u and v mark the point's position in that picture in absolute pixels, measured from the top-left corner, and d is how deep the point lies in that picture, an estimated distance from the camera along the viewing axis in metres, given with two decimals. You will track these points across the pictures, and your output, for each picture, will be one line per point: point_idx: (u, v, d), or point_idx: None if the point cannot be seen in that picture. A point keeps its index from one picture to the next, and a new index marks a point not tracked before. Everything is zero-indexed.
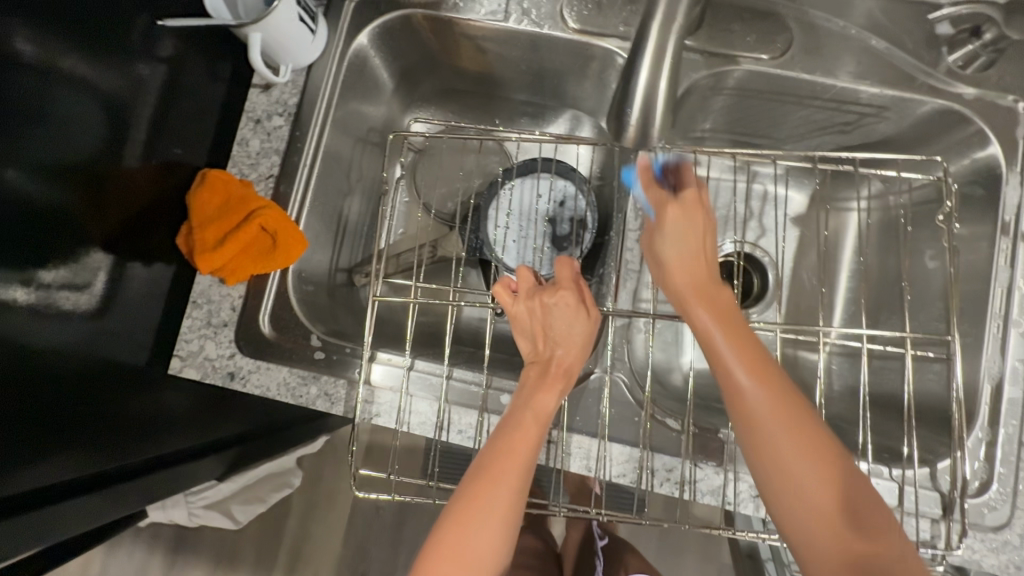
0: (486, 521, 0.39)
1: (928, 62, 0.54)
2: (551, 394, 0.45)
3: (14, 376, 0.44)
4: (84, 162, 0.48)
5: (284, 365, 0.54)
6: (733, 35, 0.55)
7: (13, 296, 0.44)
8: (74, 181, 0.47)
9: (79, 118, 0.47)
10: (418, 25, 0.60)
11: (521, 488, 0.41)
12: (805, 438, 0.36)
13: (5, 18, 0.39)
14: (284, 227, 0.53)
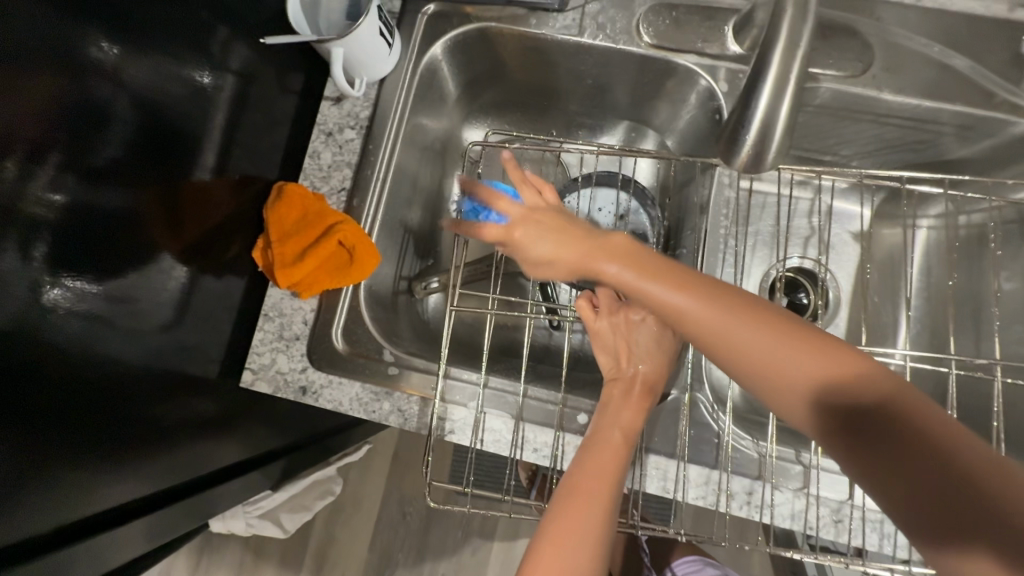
0: (583, 537, 0.39)
1: (1013, 82, 0.54)
2: (637, 411, 0.46)
3: (80, 389, 0.44)
4: (156, 173, 0.48)
5: (357, 381, 0.54)
6: (813, 53, 0.54)
7: (92, 309, 0.44)
8: (151, 193, 0.47)
9: (155, 129, 0.47)
10: (490, 39, 0.59)
11: (612, 510, 0.41)
12: (802, 381, 0.34)
13: (82, 27, 0.39)
14: (360, 242, 0.52)
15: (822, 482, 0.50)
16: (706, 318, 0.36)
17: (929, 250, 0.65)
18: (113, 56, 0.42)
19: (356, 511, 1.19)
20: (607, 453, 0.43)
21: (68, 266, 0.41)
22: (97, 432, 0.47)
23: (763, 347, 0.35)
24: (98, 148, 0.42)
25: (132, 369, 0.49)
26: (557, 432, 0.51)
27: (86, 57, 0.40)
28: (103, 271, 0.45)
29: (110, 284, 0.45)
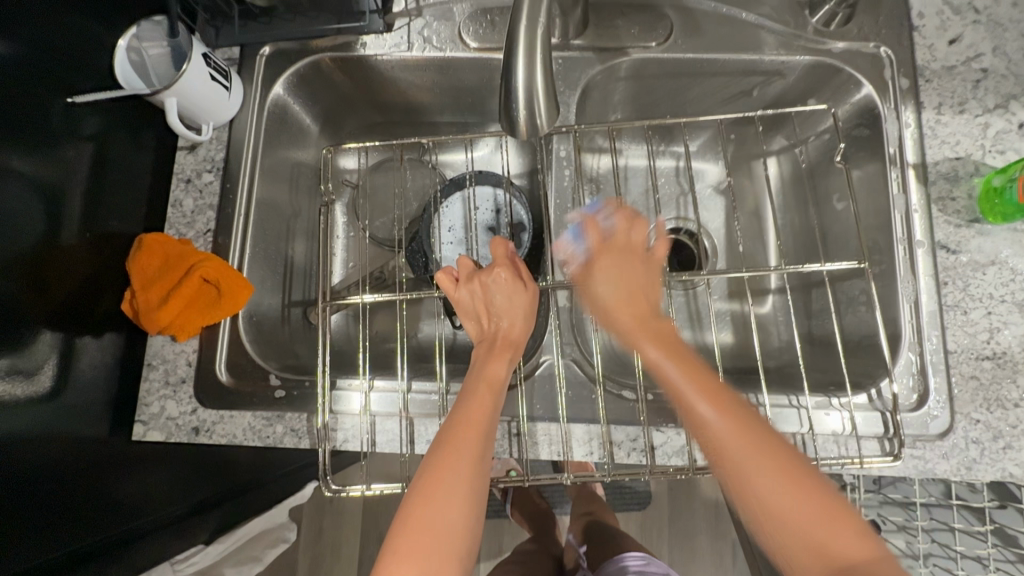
0: (452, 490, 0.40)
1: (797, 27, 0.59)
2: (500, 364, 0.48)
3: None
4: (12, 244, 0.49)
5: (247, 410, 0.55)
6: (618, 30, 0.60)
7: None
8: (12, 265, 0.49)
9: (8, 204, 0.48)
10: (328, 69, 0.63)
11: (481, 456, 0.42)
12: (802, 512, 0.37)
13: None
14: (226, 276, 0.54)
15: None
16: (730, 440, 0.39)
17: (780, 189, 0.70)
18: None
19: (330, 562, 1.16)
20: (473, 407, 0.45)
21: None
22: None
23: (766, 436, 0.39)
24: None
25: (13, 441, 0.49)
26: (442, 419, 0.53)
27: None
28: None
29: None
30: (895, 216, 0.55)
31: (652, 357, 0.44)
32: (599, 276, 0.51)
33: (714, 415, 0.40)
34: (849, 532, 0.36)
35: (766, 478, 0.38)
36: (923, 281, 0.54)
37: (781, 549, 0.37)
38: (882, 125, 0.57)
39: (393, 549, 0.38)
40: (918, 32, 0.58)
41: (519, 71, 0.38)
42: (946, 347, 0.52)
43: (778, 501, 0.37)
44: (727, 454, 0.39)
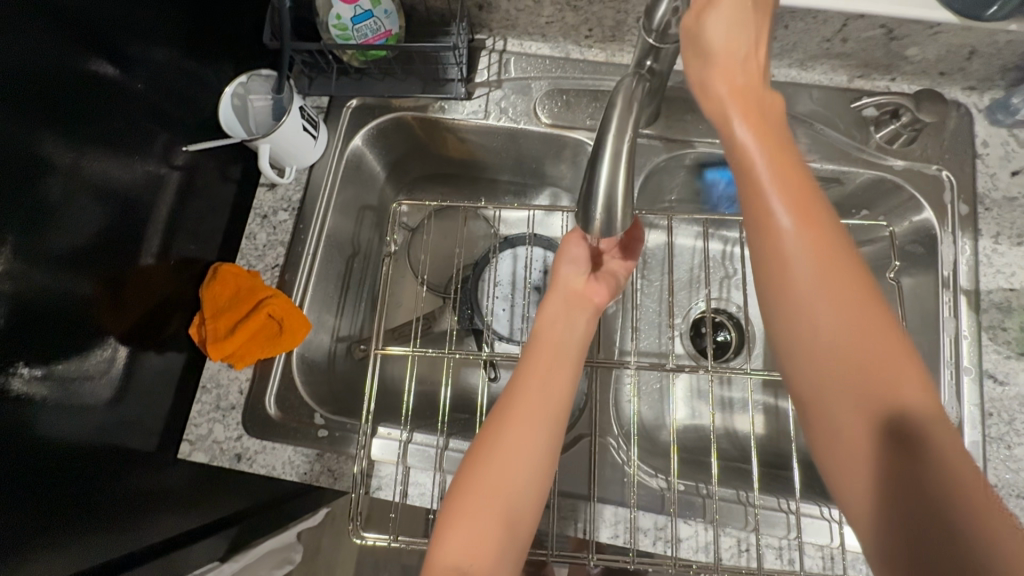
0: (513, 447, 0.42)
1: (860, 141, 0.61)
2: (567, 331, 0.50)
3: (37, 468, 0.48)
4: (100, 260, 0.53)
5: (289, 445, 0.57)
6: (686, 124, 0.62)
7: (36, 386, 0.48)
8: (99, 276, 0.53)
9: (106, 220, 0.53)
10: (406, 126, 0.67)
11: (540, 426, 0.43)
12: (863, 388, 0.29)
13: (35, 129, 0.45)
14: (290, 314, 0.57)
15: (724, 514, 0.53)
16: (812, 266, 0.29)
17: None
18: (64, 156, 0.48)
19: None
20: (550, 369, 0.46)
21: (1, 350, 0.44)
22: (42, 498, 0.48)
23: (850, 266, 0.30)
24: (38, 241, 0.46)
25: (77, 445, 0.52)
26: None
27: (29, 162, 0.45)
28: (41, 353, 0.48)
29: (50, 365, 0.49)
30: (944, 339, 0.56)
31: (740, 139, 0.31)
32: (717, 22, 0.33)
33: (801, 225, 0.30)
34: (923, 405, 0.28)
35: (842, 320, 0.29)
36: (968, 408, 0.54)
37: (822, 382, 0.29)
38: (937, 247, 0.58)
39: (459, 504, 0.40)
40: (981, 160, 0.60)
41: (602, 172, 0.42)
42: (986, 479, 0.52)
43: (838, 336, 0.29)
44: (796, 266, 0.30)
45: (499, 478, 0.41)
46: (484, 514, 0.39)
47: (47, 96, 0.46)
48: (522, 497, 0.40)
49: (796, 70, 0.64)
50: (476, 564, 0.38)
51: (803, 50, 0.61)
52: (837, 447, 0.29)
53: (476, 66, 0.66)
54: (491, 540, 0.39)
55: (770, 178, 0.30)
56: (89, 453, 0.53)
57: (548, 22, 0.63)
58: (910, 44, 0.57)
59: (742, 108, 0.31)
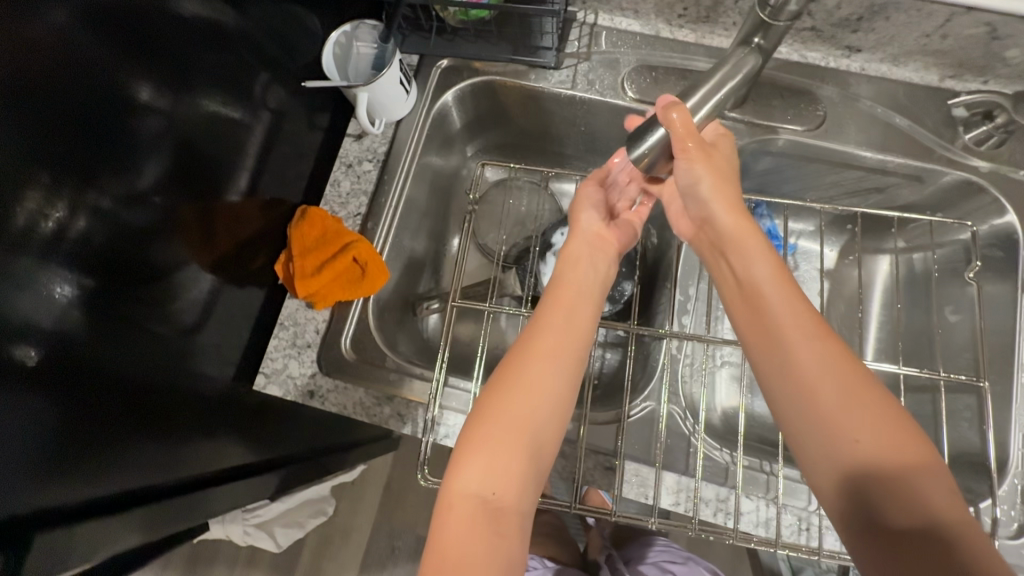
0: (529, 398, 0.42)
1: (947, 140, 0.62)
2: (589, 271, 0.52)
3: (115, 389, 0.49)
4: (190, 193, 0.54)
5: (361, 386, 0.58)
6: (773, 110, 0.63)
7: (125, 316, 0.49)
8: (186, 213, 0.54)
9: (194, 161, 0.54)
10: (494, 88, 0.68)
11: (556, 402, 0.43)
12: (866, 424, 0.36)
13: (133, 68, 0.46)
14: (373, 260, 0.59)
15: (787, 492, 0.54)
16: (804, 349, 0.39)
17: (894, 288, 0.71)
18: (158, 97, 0.48)
19: (343, 541, 1.16)
20: (574, 335, 0.46)
21: (93, 276, 0.45)
22: (99, 415, 0.47)
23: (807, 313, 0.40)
24: (129, 175, 0.47)
25: (152, 369, 0.53)
26: None
27: (125, 96, 0.45)
28: (131, 281, 0.49)
29: (139, 289, 0.50)
30: (1020, 343, 0.56)
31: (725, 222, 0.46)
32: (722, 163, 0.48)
33: (772, 293, 0.41)
34: (907, 440, 0.35)
35: (822, 367, 0.38)
36: None
37: (825, 445, 0.37)
38: (1018, 251, 0.58)
39: (473, 440, 0.41)
40: None
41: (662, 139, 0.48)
42: None
43: (811, 369, 0.38)
44: (763, 304, 0.41)
45: (513, 416, 0.41)
46: (504, 442, 0.41)
47: (135, 29, 0.45)
48: (546, 428, 0.42)
49: (887, 66, 0.64)
50: (500, 490, 0.40)
51: (900, 45, 0.61)
52: (829, 454, 0.37)
53: (567, 37, 0.67)
54: (517, 465, 0.40)
55: (755, 251, 0.44)
56: (161, 379, 0.54)
57: None
58: (1012, 46, 0.56)
59: (733, 254, 0.45)
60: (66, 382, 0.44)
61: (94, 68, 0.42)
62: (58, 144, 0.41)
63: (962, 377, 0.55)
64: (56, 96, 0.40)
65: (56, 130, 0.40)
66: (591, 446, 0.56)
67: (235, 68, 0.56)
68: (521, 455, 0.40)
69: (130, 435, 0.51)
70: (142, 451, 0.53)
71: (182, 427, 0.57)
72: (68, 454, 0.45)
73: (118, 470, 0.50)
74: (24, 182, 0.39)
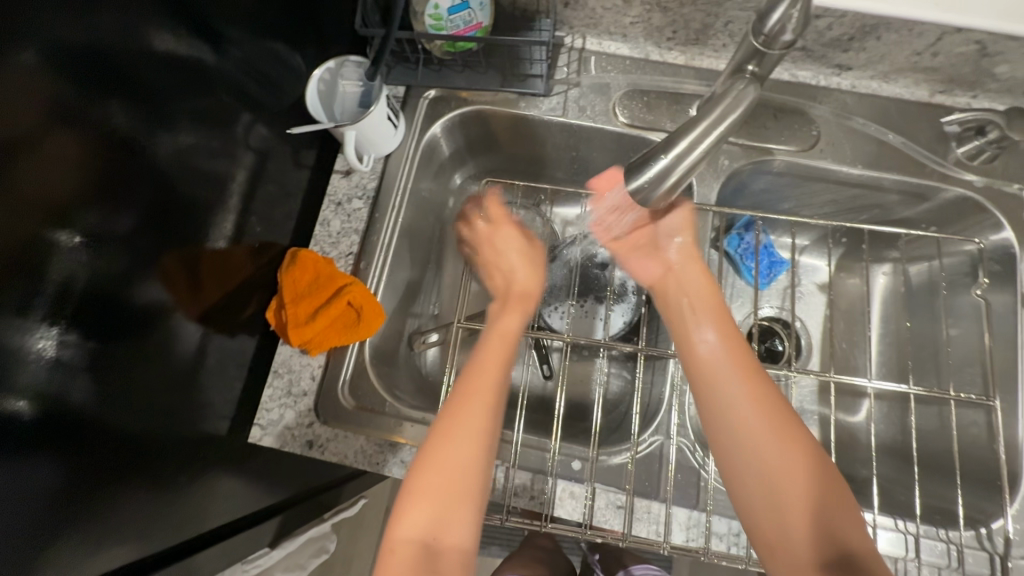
0: (468, 438, 0.43)
1: (939, 155, 0.62)
2: (520, 320, 0.50)
3: (91, 447, 0.45)
4: (169, 239, 0.51)
5: (362, 434, 0.56)
6: (766, 131, 0.62)
7: (103, 364, 0.46)
8: (164, 250, 0.51)
9: (171, 197, 0.51)
10: (485, 117, 0.66)
11: (486, 441, 0.44)
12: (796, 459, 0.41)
13: (103, 100, 0.42)
14: (369, 302, 0.57)
15: None
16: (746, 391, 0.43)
17: (891, 299, 0.72)
18: (130, 130, 0.45)
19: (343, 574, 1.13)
20: (491, 369, 0.46)
21: (65, 330, 0.42)
22: (71, 477, 0.44)
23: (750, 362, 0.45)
24: (102, 216, 0.44)
25: (133, 419, 0.50)
26: (550, 478, 0.54)
27: (96, 132, 0.42)
28: (110, 334, 0.46)
29: (118, 344, 0.47)
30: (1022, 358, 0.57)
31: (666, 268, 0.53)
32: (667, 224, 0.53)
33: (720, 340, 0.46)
34: (824, 482, 0.41)
35: (762, 414, 0.42)
36: None
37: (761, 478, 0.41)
38: (1016, 266, 0.58)
39: (418, 485, 0.42)
40: None
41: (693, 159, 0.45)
42: None
43: (747, 436, 0.42)
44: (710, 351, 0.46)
45: (453, 460, 0.42)
46: (444, 492, 0.42)
47: (104, 60, 0.42)
48: (482, 483, 0.43)
49: (878, 82, 0.64)
50: (443, 532, 0.41)
51: (890, 63, 0.61)
52: (768, 494, 0.41)
53: (556, 63, 0.66)
54: (464, 508, 0.41)
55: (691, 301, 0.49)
56: (140, 429, 0.50)
57: (632, 22, 0.63)
58: (1001, 62, 0.57)
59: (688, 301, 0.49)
60: (36, 444, 0.41)
61: (62, 104, 0.39)
62: (32, 185, 0.38)
63: (969, 395, 0.55)
64: (30, 139, 0.37)
65: (30, 172, 0.38)
66: (600, 484, 0.55)
67: (216, 111, 0.54)
68: (464, 506, 0.42)
69: (109, 497, 0.48)
70: (122, 509, 0.50)
71: (167, 480, 0.54)
72: (41, 525, 0.42)
73: (87, 535, 0.46)
74: (0, 227, 0.36)
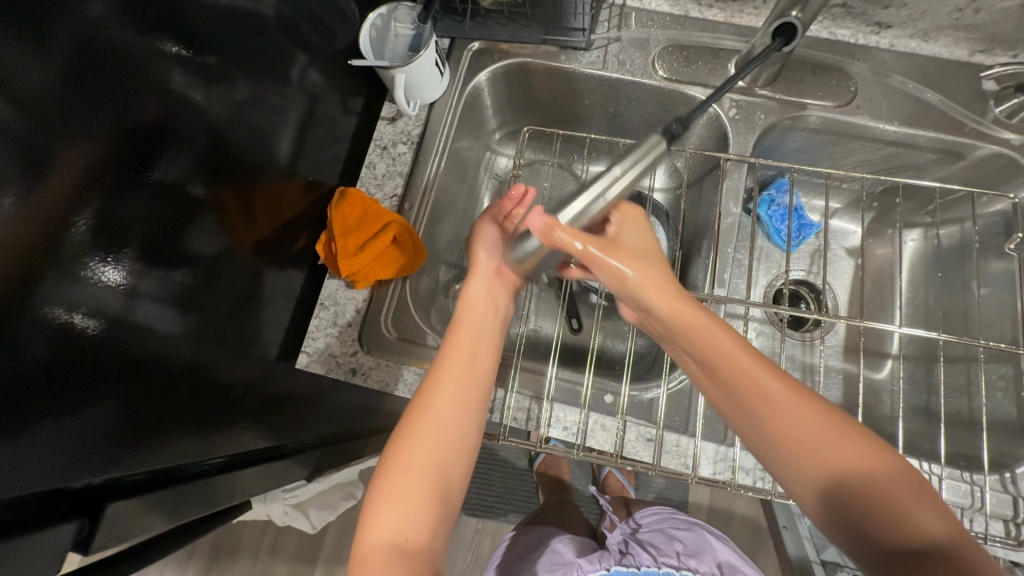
0: (436, 429, 0.44)
1: (977, 113, 0.62)
2: (471, 304, 0.53)
3: (152, 364, 0.48)
4: (225, 169, 0.54)
5: (403, 363, 0.59)
6: (804, 86, 0.63)
7: (164, 283, 0.48)
8: (220, 186, 0.53)
9: (229, 131, 0.53)
10: (526, 71, 0.68)
11: (460, 454, 0.45)
12: (813, 436, 0.38)
13: (167, 34, 0.44)
14: (413, 239, 0.60)
15: None
16: (755, 386, 0.41)
17: (920, 261, 0.73)
18: (190, 67, 0.47)
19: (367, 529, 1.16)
20: (458, 381, 0.47)
21: (130, 254, 0.44)
22: (137, 388, 0.46)
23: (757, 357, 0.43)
24: (166, 148, 0.46)
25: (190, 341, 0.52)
26: (584, 410, 0.57)
27: (158, 66, 0.44)
28: (172, 258, 0.49)
29: (177, 266, 0.49)
30: None
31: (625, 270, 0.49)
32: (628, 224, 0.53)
33: (711, 331, 0.44)
34: (867, 461, 0.37)
35: (789, 409, 0.40)
36: None
37: (784, 466, 0.40)
38: None
39: (384, 480, 0.42)
40: None
41: (597, 205, 0.48)
42: None
43: (776, 405, 0.40)
44: (712, 353, 0.44)
45: (421, 455, 0.43)
46: (410, 488, 0.41)
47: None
48: (450, 476, 0.43)
49: (917, 41, 0.64)
50: (413, 533, 0.40)
51: (930, 20, 0.61)
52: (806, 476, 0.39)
53: (597, 18, 0.68)
54: (423, 505, 0.41)
55: (686, 304, 0.46)
56: (196, 351, 0.53)
57: None
58: None
59: (672, 323, 0.47)
60: (103, 352, 0.43)
61: (128, 34, 0.41)
62: (107, 107, 0.40)
63: (1000, 345, 0.56)
64: (100, 68, 0.39)
65: (101, 98, 0.40)
66: (631, 418, 0.57)
67: (272, 49, 0.57)
68: (428, 505, 0.41)
69: (171, 414, 0.50)
70: (183, 426, 0.52)
71: (221, 402, 0.57)
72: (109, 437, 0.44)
73: (150, 446, 0.48)
74: (75, 151, 0.38)
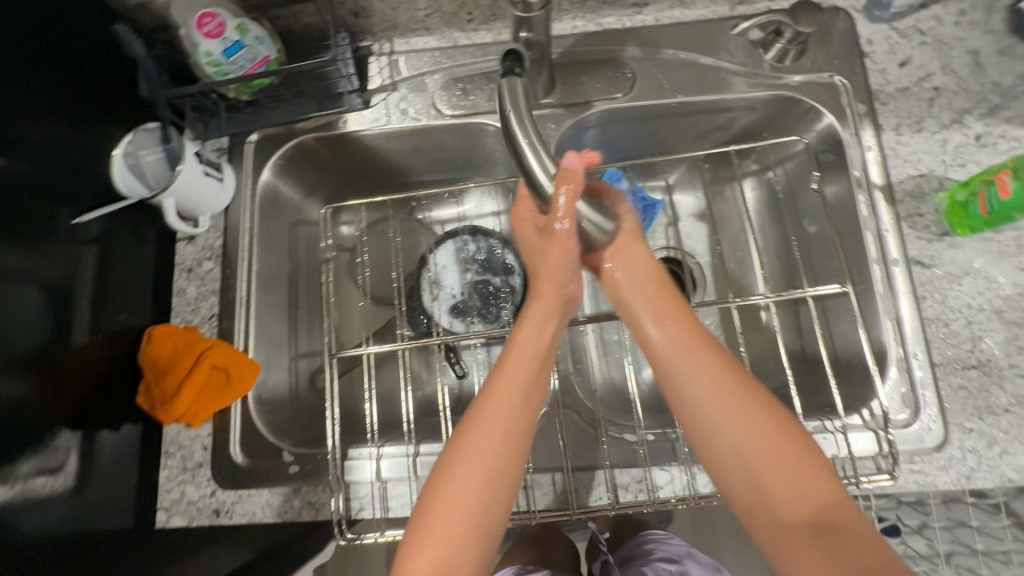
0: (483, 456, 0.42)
1: (754, 66, 0.62)
2: (536, 330, 0.49)
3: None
4: (23, 363, 0.48)
5: (264, 488, 0.57)
6: (585, 86, 0.63)
7: None
8: (24, 373, 0.48)
9: (18, 308, 0.48)
10: (308, 150, 0.66)
11: (504, 488, 0.42)
12: (793, 455, 0.41)
13: None
14: (233, 359, 0.57)
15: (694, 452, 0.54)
16: (731, 404, 0.43)
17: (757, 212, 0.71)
18: None
19: None
20: (506, 405, 0.44)
21: None
22: None
23: (746, 382, 0.44)
24: None
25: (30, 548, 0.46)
26: None
27: None
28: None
29: None
30: (868, 237, 0.58)
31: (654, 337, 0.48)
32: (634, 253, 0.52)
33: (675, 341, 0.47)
34: (830, 487, 0.40)
35: (755, 428, 0.42)
36: (902, 297, 0.56)
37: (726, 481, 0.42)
38: (845, 150, 0.60)
39: (420, 522, 0.41)
40: (869, 59, 0.62)
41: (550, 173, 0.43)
42: (930, 359, 0.54)
43: (731, 436, 0.42)
44: (683, 366, 0.45)
45: (460, 491, 0.41)
46: (456, 525, 0.40)
47: None
48: (498, 512, 0.42)
49: (679, 10, 0.64)
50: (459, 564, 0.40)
51: None
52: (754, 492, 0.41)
53: (367, 73, 0.65)
54: (476, 544, 0.40)
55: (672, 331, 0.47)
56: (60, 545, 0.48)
57: (427, 14, 0.63)
58: None
59: (654, 329, 0.48)
60: None
61: None
62: None
63: (822, 288, 0.56)
64: None
65: None
66: None
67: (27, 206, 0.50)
68: (479, 533, 0.41)
69: None
70: None
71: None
72: None
73: None
74: None
